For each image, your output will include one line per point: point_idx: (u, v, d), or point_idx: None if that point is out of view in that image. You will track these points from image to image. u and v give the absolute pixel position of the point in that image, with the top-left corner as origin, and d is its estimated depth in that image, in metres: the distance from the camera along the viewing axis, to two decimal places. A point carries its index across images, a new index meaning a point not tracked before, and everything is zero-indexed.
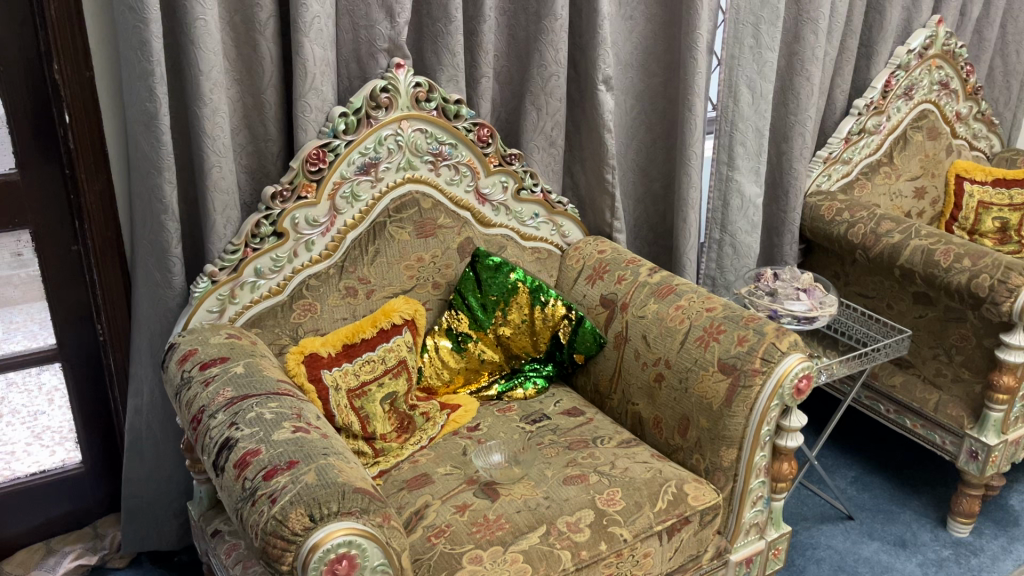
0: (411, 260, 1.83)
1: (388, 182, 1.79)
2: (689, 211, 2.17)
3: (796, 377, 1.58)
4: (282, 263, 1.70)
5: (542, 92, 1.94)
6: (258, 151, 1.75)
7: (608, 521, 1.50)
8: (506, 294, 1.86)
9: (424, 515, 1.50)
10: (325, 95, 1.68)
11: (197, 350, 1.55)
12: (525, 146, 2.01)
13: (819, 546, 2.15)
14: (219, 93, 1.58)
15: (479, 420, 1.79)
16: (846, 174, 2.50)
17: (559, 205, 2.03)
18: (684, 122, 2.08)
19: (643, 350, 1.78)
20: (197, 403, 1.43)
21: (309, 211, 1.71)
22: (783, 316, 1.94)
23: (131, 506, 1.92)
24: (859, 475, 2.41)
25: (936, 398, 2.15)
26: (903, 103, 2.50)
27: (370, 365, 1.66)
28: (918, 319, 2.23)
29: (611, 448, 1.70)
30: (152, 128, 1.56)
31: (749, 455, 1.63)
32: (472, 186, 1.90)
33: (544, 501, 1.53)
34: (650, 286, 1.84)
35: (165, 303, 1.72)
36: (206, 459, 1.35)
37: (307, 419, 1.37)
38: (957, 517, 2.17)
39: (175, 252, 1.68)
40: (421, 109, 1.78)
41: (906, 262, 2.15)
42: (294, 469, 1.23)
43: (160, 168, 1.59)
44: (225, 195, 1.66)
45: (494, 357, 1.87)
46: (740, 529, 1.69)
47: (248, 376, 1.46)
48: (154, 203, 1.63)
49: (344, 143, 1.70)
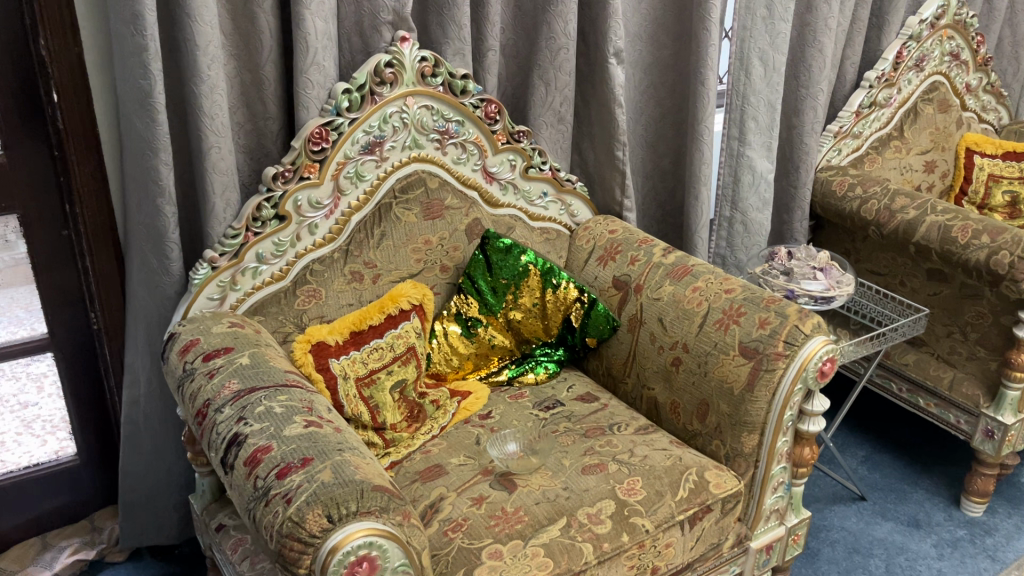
0: (418, 243, 1.75)
1: (393, 162, 1.72)
2: (701, 188, 2.10)
3: (820, 361, 1.54)
4: (285, 248, 1.63)
5: (550, 65, 1.86)
6: (257, 130, 1.67)
7: (630, 511, 1.46)
8: (517, 276, 1.79)
9: (440, 508, 1.45)
10: (327, 71, 1.60)
11: (200, 340, 1.48)
12: (533, 122, 1.93)
13: (833, 527, 2.12)
14: (216, 69, 1.50)
15: (490, 408, 1.73)
16: (856, 148, 2.44)
17: (568, 182, 1.97)
18: (695, 95, 2.01)
19: (659, 333, 1.73)
20: (202, 396, 1.36)
21: (312, 193, 1.63)
22: (800, 296, 1.89)
23: (129, 499, 1.85)
24: (870, 454, 2.38)
25: (950, 376, 2.13)
26: (914, 75, 2.44)
27: (378, 353, 1.61)
28: (931, 296, 2.19)
29: (630, 435, 1.64)
30: (146, 106, 1.48)
31: (771, 441, 1.58)
32: (479, 165, 1.83)
33: (563, 492, 1.48)
34: (665, 267, 1.79)
35: (163, 291, 1.64)
36: (213, 457, 1.28)
37: (319, 412, 1.31)
38: (970, 496, 2.14)
39: (172, 238, 1.60)
40: (427, 84, 1.70)
41: (922, 238, 2.10)
42: (309, 467, 1.17)
43: (156, 149, 1.51)
44: (225, 177, 1.58)
45: (504, 342, 1.81)
46: (761, 515, 1.65)
47: (254, 368, 1.39)
48: (151, 186, 1.54)
49: (348, 122, 1.63)
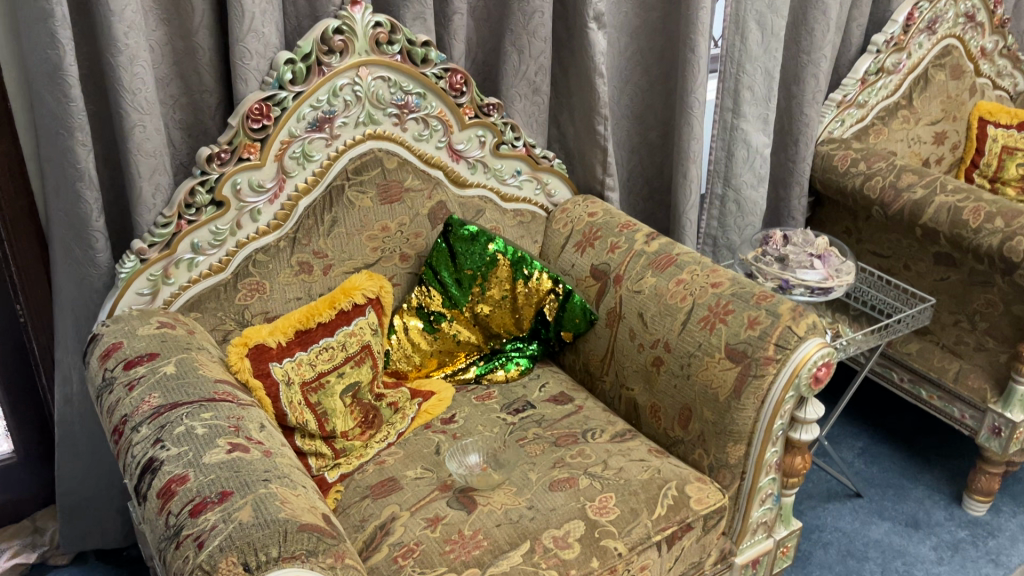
0: (374, 230, 1.59)
1: (346, 140, 1.55)
2: (690, 165, 1.92)
3: (815, 366, 1.39)
4: (224, 237, 1.47)
5: (524, 31, 1.68)
6: (193, 104, 1.50)
7: (601, 533, 1.32)
8: (484, 267, 1.64)
9: (390, 530, 1.31)
10: (268, 38, 1.42)
11: (123, 344, 1.33)
12: (505, 94, 1.75)
13: (827, 528, 1.99)
14: (136, 38, 1.32)
15: (454, 411, 1.58)
16: (861, 119, 2.26)
17: (544, 159, 1.80)
18: (685, 63, 1.83)
19: (639, 330, 1.57)
20: (119, 411, 1.22)
21: (253, 174, 1.46)
22: (795, 287, 1.73)
23: (68, 501, 1.72)
24: (867, 446, 2.24)
25: (957, 368, 1.96)
26: (925, 39, 2.25)
27: (328, 353, 1.46)
28: (939, 282, 2.03)
29: (605, 443, 1.50)
30: (56, 80, 1.31)
31: (759, 452, 1.44)
32: (443, 141, 1.66)
33: (528, 512, 1.34)
34: (647, 256, 1.62)
35: (90, 283, 1.49)
36: (127, 482, 1.14)
37: (247, 433, 1.17)
38: (974, 494, 2.00)
39: (97, 226, 1.44)
40: (383, 52, 1.53)
41: (930, 220, 1.93)
42: (227, 504, 1.03)
43: (71, 128, 1.34)
44: (153, 159, 1.41)
45: (470, 337, 1.66)
46: (746, 530, 1.52)
47: (179, 378, 1.25)
48: (68, 169, 1.38)
49: (292, 96, 1.45)
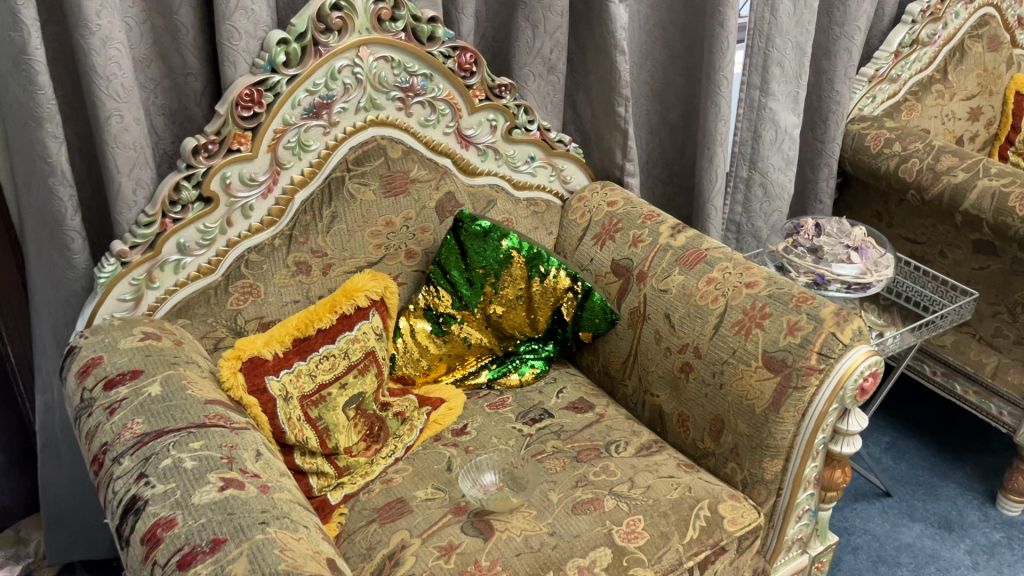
0: (378, 225, 1.46)
1: (345, 127, 1.41)
2: (717, 148, 1.79)
3: (862, 376, 1.27)
4: (213, 236, 1.34)
5: (539, 4, 1.53)
6: (176, 88, 1.36)
7: (630, 561, 1.20)
8: (497, 264, 1.51)
9: (400, 561, 1.18)
10: (257, 16, 1.28)
11: (103, 359, 1.20)
12: (517, 73, 1.61)
13: (855, 530, 1.89)
14: (109, 17, 1.18)
15: (465, 421, 1.46)
16: (893, 94, 2.12)
17: (559, 144, 1.67)
18: (712, 37, 1.68)
19: (666, 333, 1.45)
20: (99, 437, 1.10)
21: (244, 167, 1.33)
22: (831, 283, 1.60)
23: (53, 513, 1.61)
24: (894, 441, 2.14)
25: (994, 363, 1.86)
26: (963, 8, 2.09)
27: (330, 362, 1.33)
28: (978, 270, 1.91)
29: (630, 458, 1.39)
30: (21, 66, 1.17)
31: (798, 468, 1.32)
32: (452, 126, 1.53)
33: (550, 539, 1.21)
34: (674, 251, 1.50)
35: (68, 286, 1.36)
36: (108, 521, 1.02)
37: (241, 465, 1.05)
38: (1009, 494, 1.90)
39: (73, 225, 1.31)
40: (386, 30, 1.39)
41: (972, 206, 1.80)
42: (219, 554, 0.90)
43: (40, 119, 1.20)
44: (132, 152, 1.27)
45: (483, 340, 1.54)
46: (781, 547, 1.41)
47: (166, 401, 1.12)
48: (38, 163, 1.24)
49: (286, 80, 1.31)
